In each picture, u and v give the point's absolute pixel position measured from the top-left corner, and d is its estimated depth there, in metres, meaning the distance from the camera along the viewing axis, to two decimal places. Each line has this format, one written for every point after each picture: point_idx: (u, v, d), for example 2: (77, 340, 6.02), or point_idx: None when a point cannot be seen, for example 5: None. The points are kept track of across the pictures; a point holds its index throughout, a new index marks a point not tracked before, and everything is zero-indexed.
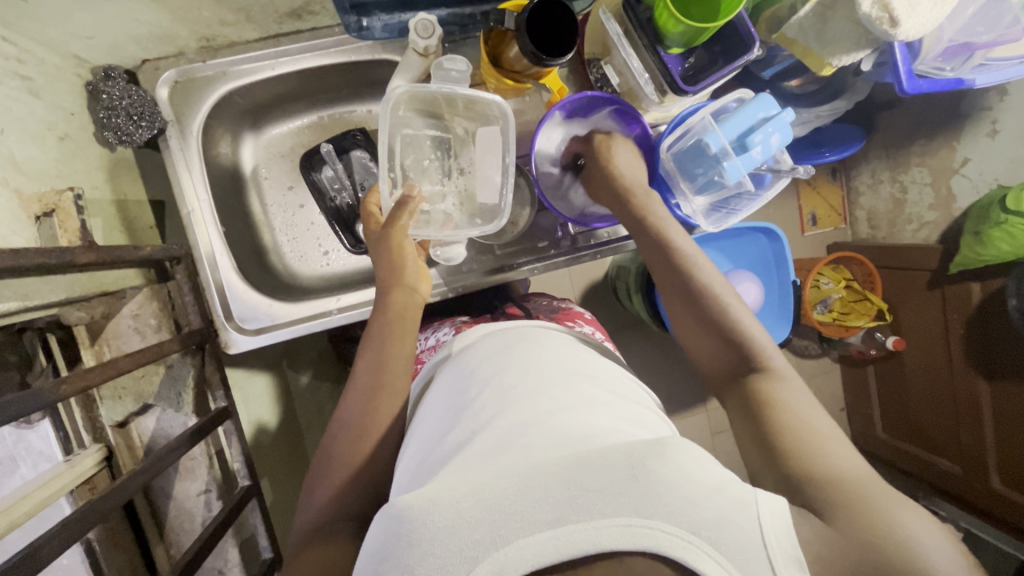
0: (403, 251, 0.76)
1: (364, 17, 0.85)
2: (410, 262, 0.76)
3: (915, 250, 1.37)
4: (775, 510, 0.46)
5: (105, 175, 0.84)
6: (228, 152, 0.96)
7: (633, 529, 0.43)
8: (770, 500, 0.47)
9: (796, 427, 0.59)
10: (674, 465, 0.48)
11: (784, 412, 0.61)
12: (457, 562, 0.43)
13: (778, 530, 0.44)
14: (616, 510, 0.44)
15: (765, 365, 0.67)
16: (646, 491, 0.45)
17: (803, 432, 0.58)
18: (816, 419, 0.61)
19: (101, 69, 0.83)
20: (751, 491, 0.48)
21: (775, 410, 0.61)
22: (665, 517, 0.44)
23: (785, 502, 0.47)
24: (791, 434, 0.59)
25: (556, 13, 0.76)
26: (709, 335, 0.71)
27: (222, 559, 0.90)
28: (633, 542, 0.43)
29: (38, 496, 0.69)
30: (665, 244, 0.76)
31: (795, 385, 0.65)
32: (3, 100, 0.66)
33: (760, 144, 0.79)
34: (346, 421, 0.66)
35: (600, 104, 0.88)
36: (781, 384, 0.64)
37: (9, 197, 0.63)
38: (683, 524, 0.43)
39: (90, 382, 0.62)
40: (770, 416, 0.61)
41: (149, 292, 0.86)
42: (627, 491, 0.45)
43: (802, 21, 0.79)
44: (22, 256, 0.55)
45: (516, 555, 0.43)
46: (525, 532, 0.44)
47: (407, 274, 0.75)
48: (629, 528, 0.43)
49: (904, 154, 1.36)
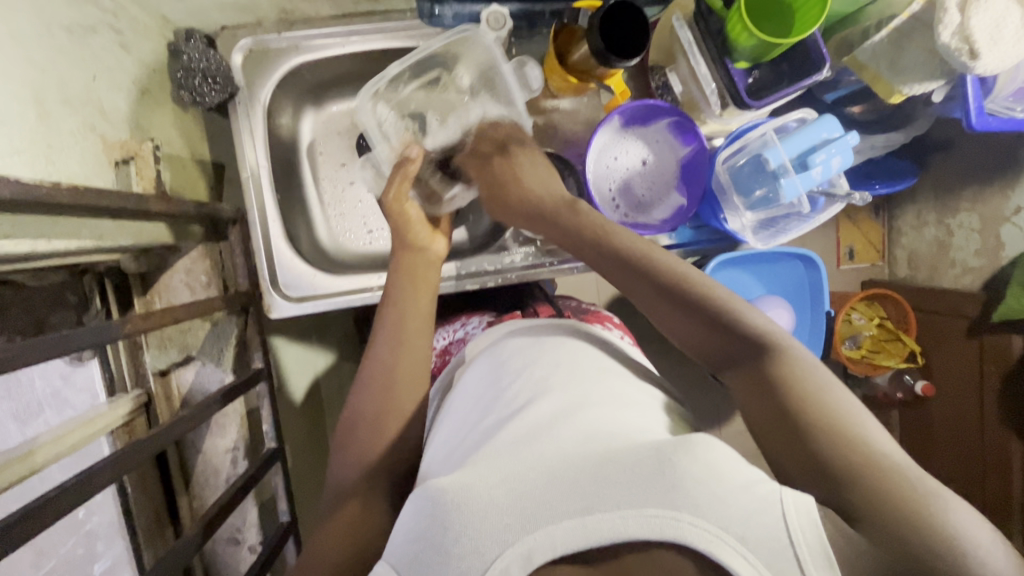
0: (407, 216, 0.76)
1: (437, 5, 0.87)
2: (416, 226, 0.76)
3: (957, 295, 1.33)
4: (802, 507, 0.44)
5: (176, 132, 0.87)
6: (288, 124, 0.98)
7: (660, 519, 0.43)
8: (797, 495, 0.45)
9: (816, 402, 0.54)
10: (702, 462, 0.47)
11: (803, 395, 0.55)
12: (488, 544, 0.44)
13: (801, 518, 0.43)
14: (645, 501, 0.44)
15: (768, 339, 0.61)
16: (674, 486, 0.45)
17: (830, 414, 0.53)
18: (839, 394, 0.55)
19: (184, 30, 0.86)
20: (777, 486, 0.46)
21: (792, 396, 0.55)
22: (692, 510, 0.43)
23: (815, 500, 0.45)
24: (819, 420, 0.53)
25: (631, 15, 0.76)
26: (693, 318, 0.64)
27: (241, 518, 0.93)
28: (657, 532, 0.43)
29: (84, 431, 0.72)
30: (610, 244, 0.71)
31: (807, 356, 0.60)
32: (97, 50, 0.68)
33: (822, 164, 0.80)
34: (377, 362, 0.67)
35: (660, 114, 0.89)
36: (787, 355, 0.59)
37: (94, 142, 0.66)
38: (712, 520, 0.43)
39: (153, 324, 0.63)
40: (791, 396, 0.55)
41: (203, 250, 0.88)
42: (655, 484, 0.45)
43: (877, 48, 0.79)
44: (106, 197, 0.57)
45: (545, 540, 0.44)
46: (555, 518, 0.45)
47: (416, 237, 0.76)
48: (657, 518, 0.44)
49: (954, 196, 1.33)
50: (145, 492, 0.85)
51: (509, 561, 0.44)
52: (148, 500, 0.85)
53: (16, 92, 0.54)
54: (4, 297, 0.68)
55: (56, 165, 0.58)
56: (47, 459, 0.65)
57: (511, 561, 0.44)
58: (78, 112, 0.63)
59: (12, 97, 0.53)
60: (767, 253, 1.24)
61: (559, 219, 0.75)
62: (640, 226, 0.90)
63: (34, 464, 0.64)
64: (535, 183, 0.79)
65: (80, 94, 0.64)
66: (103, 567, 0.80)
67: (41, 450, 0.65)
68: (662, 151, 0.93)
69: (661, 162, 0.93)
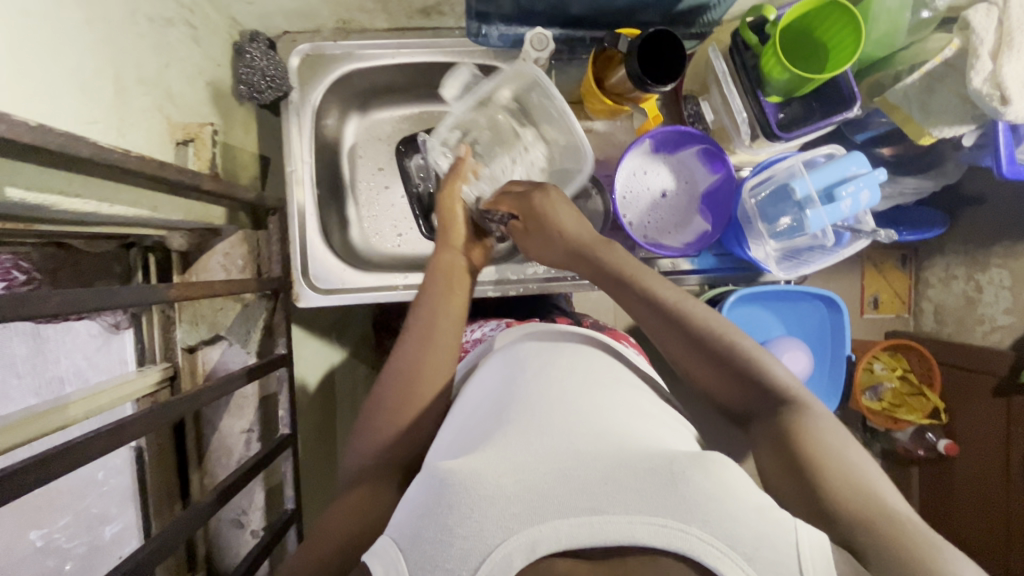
0: (453, 217, 0.84)
1: (485, 25, 0.92)
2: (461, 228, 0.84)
3: (984, 353, 1.30)
4: (816, 543, 0.45)
5: (232, 122, 0.92)
6: (333, 125, 1.03)
7: (667, 530, 0.44)
8: (812, 533, 0.45)
9: (824, 451, 0.56)
10: (717, 479, 0.47)
11: (824, 446, 0.56)
12: (491, 529, 0.45)
13: (815, 551, 0.44)
14: (653, 510, 0.45)
15: (790, 395, 0.63)
16: (684, 499, 0.45)
17: (841, 466, 0.54)
18: (846, 448, 0.57)
19: (249, 33, 0.94)
20: (792, 519, 0.47)
21: (812, 443, 0.57)
22: (702, 524, 0.44)
23: (830, 542, 0.45)
24: (822, 462, 0.55)
25: (665, 43, 0.80)
26: (717, 369, 0.67)
27: (247, 500, 0.94)
28: (663, 542, 0.43)
29: (113, 395, 0.74)
30: (649, 294, 0.72)
31: (820, 411, 0.61)
32: (172, 39, 0.74)
33: (850, 196, 0.81)
34: (397, 366, 0.71)
35: (691, 141, 0.92)
36: (809, 412, 0.61)
37: (160, 122, 0.71)
38: (721, 536, 0.43)
39: (191, 295, 0.65)
40: (802, 447, 0.57)
41: (242, 236, 0.92)
42: (665, 495, 0.46)
43: (909, 88, 0.80)
44: (168, 170, 0.60)
45: (551, 533, 0.44)
46: (562, 513, 0.45)
47: (457, 239, 0.83)
48: (664, 528, 0.44)
49: (984, 252, 1.31)
50: (160, 461, 0.86)
51: (513, 548, 0.44)
52: (162, 470, 0.86)
53: (100, 66, 0.59)
54: (58, 260, 0.71)
55: (125, 137, 0.63)
56: (77, 415, 0.67)
57: (514, 549, 0.44)
58: (150, 93, 0.68)
59: (95, 71, 0.58)
60: (785, 292, 1.24)
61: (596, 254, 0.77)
62: (662, 247, 0.93)
63: (68, 418, 0.66)
64: (567, 214, 0.80)
65: (154, 77, 0.69)
66: (114, 530, 0.80)
67: (73, 405, 0.67)
68: (691, 177, 0.96)
69: (687, 187, 0.96)
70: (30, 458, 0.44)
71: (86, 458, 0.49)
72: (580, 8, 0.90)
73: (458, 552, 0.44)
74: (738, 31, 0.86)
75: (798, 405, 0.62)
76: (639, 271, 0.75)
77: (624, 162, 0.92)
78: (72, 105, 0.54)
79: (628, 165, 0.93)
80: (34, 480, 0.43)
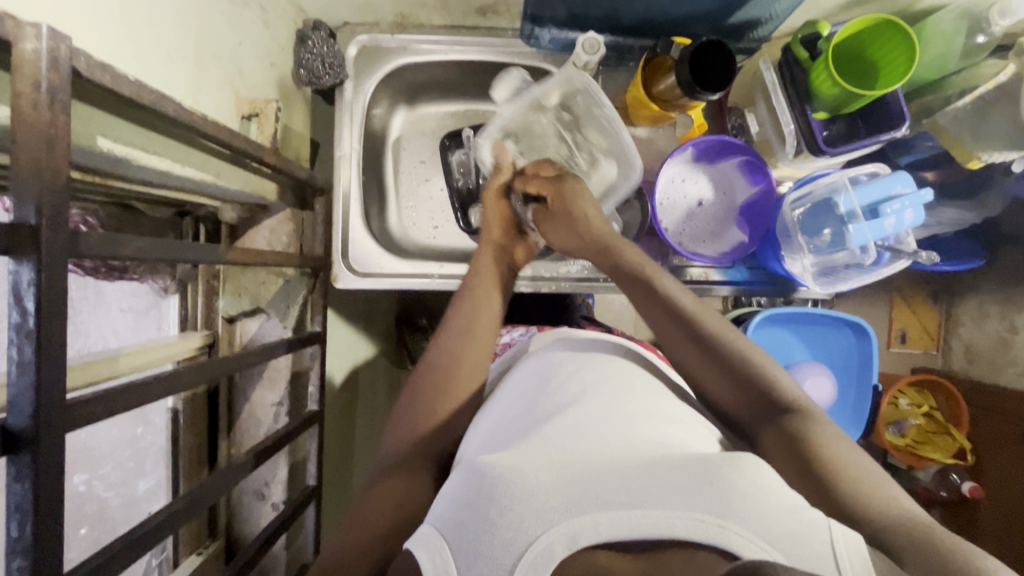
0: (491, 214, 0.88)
1: (538, 28, 0.94)
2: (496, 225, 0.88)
3: (1018, 394, 1.26)
4: (851, 541, 0.44)
5: (289, 104, 0.95)
6: (381, 116, 1.06)
7: (706, 525, 0.44)
8: (846, 532, 0.45)
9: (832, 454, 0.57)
10: (753, 479, 0.47)
11: (833, 451, 0.57)
12: (533, 520, 0.45)
13: (850, 549, 0.44)
14: (691, 505, 0.45)
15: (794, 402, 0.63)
16: (722, 496, 0.46)
17: (849, 470, 0.55)
18: (853, 453, 0.58)
19: (312, 20, 0.96)
20: (824, 518, 0.46)
21: (825, 449, 0.57)
22: (741, 521, 0.44)
23: (865, 542, 0.45)
24: (851, 477, 0.55)
25: (716, 52, 0.82)
26: (726, 375, 0.66)
27: (271, 472, 0.96)
28: (702, 535, 0.43)
29: (158, 353, 0.76)
30: (665, 299, 0.73)
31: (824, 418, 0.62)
32: (246, 19, 0.78)
33: (894, 214, 0.82)
34: (435, 360, 0.73)
35: (733, 152, 0.93)
36: (814, 418, 0.61)
37: (229, 95, 0.75)
38: (760, 534, 0.43)
39: (245, 261, 0.68)
40: (816, 452, 0.57)
41: (289, 214, 0.94)
42: (702, 491, 0.46)
43: (959, 111, 0.82)
44: (237, 138, 0.63)
45: (592, 526, 0.44)
46: (602, 507, 0.45)
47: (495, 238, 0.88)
48: (703, 523, 0.44)
49: (1022, 290, 1.29)
50: (192, 425, 0.88)
51: (554, 539, 0.44)
52: (194, 434, 0.88)
53: (184, 36, 0.62)
54: (122, 220, 0.74)
55: (200, 104, 0.67)
56: (126, 367, 0.70)
57: (556, 539, 0.44)
58: (223, 67, 0.72)
59: (179, 40, 0.61)
60: (816, 316, 1.23)
61: (621, 253, 0.80)
62: (697, 254, 0.93)
63: (118, 369, 0.69)
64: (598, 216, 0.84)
65: (227, 53, 0.73)
66: (146, 486, 0.84)
67: (123, 359, 0.70)
68: (729, 189, 0.97)
69: (725, 198, 0.97)
70: (100, 391, 0.46)
71: (145, 399, 0.51)
72: (633, 17, 0.92)
73: (501, 542, 0.44)
74: (789, 46, 0.86)
75: (806, 412, 0.62)
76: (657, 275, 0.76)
77: (663, 169, 0.93)
78: (158, 68, 0.57)
79: (667, 171, 0.93)
80: (101, 410, 0.45)
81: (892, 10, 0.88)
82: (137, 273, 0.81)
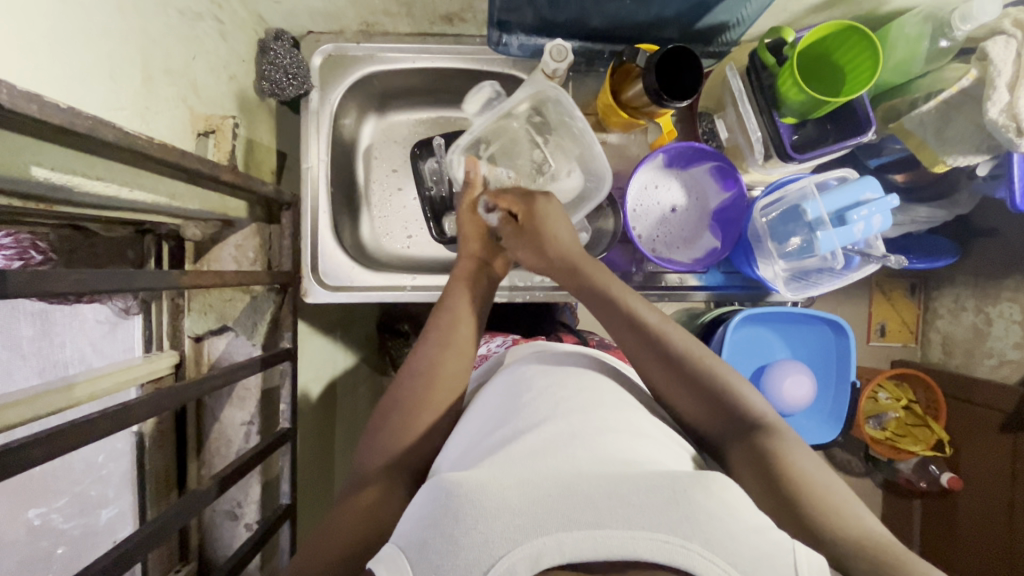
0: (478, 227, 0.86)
1: (505, 35, 0.93)
2: (485, 239, 0.87)
3: (993, 388, 1.28)
4: (814, 562, 0.44)
5: (253, 116, 0.93)
6: (350, 125, 1.04)
7: (669, 546, 0.43)
8: (810, 554, 0.45)
9: (805, 475, 0.56)
10: (719, 499, 0.46)
11: (799, 467, 0.57)
12: (497, 542, 0.43)
13: (810, 568, 0.44)
14: (657, 526, 0.44)
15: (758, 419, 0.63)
16: (689, 515, 0.44)
17: (823, 492, 0.55)
18: (820, 471, 0.58)
19: (275, 31, 0.95)
20: (789, 538, 0.46)
21: (791, 466, 0.57)
22: (704, 542, 0.43)
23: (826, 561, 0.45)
24: (805, 486, 0.55)
25: (683, 61, 0.81)
26: (691, 391, 0.65)
27: (244, 491, 0.94)
28: (665, 558, 0.42)
29: (120, 378, 0.74)
30: (629, 316, 0.71)
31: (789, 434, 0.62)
32: (200, 33, 0.76)
33: (861, 221, 0.82)
34: (414, 369, 0.71)
35: (704, 158, 0.92)
36: (780, 436, 0.61)
37: (184, 112, 0.73)
38: (722, 555, 0.43)
39: (203, 283, 0.66)
40: (784, 473, 0.56)
41: (256, 228, 0.92)
42: (669, 511, 0.44)
43: (924, 115, 0.82)
44: (189, 158, 0.61)
45: (555, 546, 0.43)
46: (567, 527, 0.44)
47: (482, 250, 0.86)
48: (667, 544, 0.43)
49: (995, 285, 1.30)
50: (160, 447, 0.87)
51: (516, 560, 0.42)
52: (162, 456, 0.87)
53: (129, 55, 0.60)
54: (75, 242, 0.72)
55: (149, 124, 0.65)
56: (82, 395, 0.68)
57: (519, 560, 0.42)
58: (176, 84, 0.70)
59: (124, 59, 0.59)
60: (794, 317, 1.22)
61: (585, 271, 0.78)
62: (672, 262, 0.93)
63: (73, 399, 0.67)
64: (563, 232, 0.80)
65: (180, 69, 0.71)
66: (108, 515, 0.82)
67: (79, 387, 0.68)
68: (702, 194, 0.96)
69: (699, 204, 0.97)
70: (41, 432, 0.45)
71: (93, 437, 0.49)
72: (599, 23, 0.91)
73: (463, 564, 0.43)
74: (756, 51, 0.86)
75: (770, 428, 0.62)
76: (621, 288, 0.75)
77: (636, 175, 0.92)
78: (99, 91, 0.55)
79: (641, 177, 0.93)
80: (40, 453, 0.44)
81: (858, 13, 0.88)
82: (97, 295, 0.79)
